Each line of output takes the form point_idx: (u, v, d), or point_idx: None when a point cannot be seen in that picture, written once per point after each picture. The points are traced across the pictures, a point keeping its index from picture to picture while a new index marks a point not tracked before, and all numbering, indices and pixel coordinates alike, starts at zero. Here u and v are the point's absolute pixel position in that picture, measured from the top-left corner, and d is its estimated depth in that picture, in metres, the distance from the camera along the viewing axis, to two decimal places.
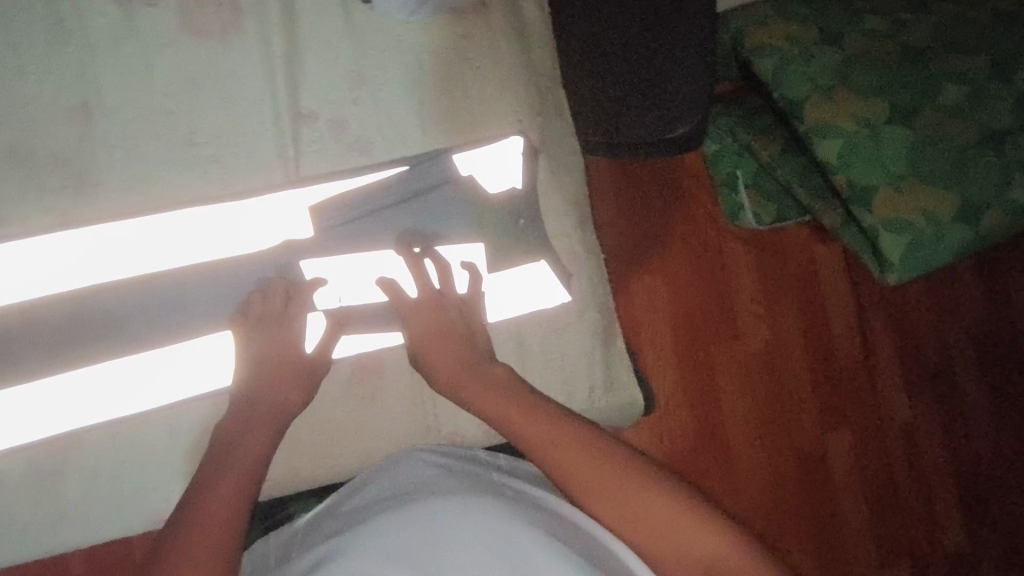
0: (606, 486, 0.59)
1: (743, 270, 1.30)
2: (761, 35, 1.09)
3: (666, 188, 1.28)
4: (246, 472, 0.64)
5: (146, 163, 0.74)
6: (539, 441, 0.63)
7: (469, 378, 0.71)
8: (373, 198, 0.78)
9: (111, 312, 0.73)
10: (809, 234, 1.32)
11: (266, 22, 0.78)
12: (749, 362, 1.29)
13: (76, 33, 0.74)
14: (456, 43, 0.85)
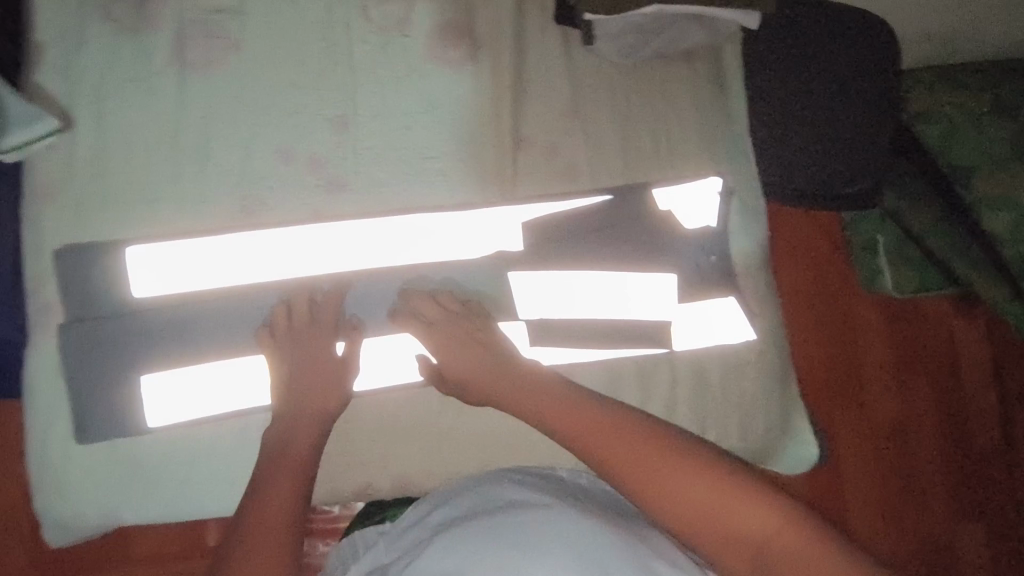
0: (652, 471, 0.59)
1: (878, 339, 1.25)
2: (924, 101, 1.05)
3: (815, 244, 1.25)
4: (295, 476, 0.70)
5: (386, 172, 0.82)
6: (588, 443, 0.64)
7: (535, 393, 0.72)
8: (578, 223, 0.84)
9: (318, 299, 0.78)
10: (948, 309, 1.27)
11: (499, 55, 0.86)
12: (879, 436, 1.23)
13: (341, 55, 0.83)
14: (663, 87, 0.90)
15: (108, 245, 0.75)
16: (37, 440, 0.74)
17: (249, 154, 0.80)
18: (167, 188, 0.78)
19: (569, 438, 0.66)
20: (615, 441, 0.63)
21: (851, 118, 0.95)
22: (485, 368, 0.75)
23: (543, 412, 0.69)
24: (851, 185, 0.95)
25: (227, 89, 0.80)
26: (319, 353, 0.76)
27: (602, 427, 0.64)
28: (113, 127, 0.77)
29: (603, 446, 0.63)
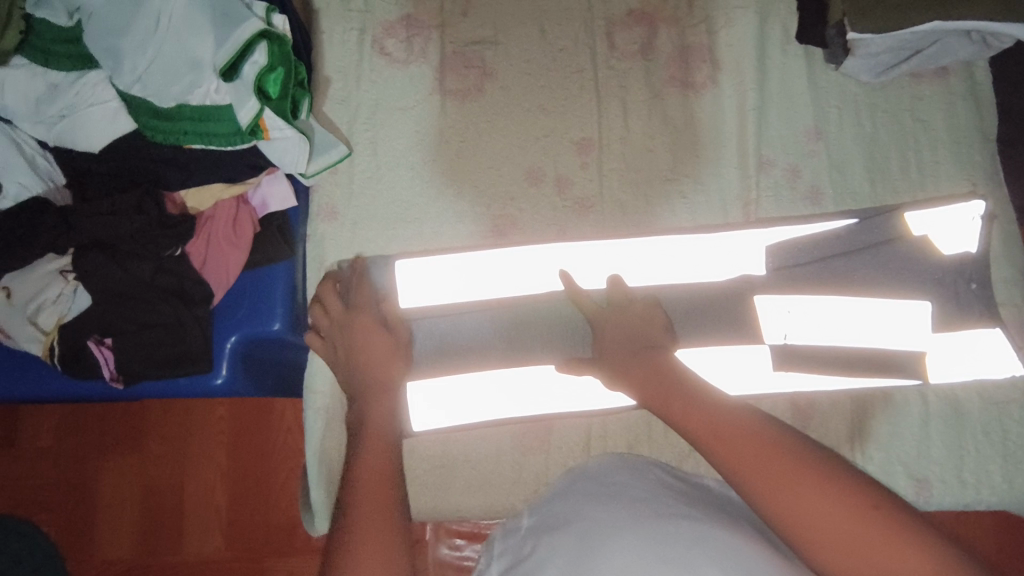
0: (815, 508, 0.48)
1: None
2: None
3: None
4: (382, 442, 0.62)
5: (630, 193, 0.84)
6: (742, 461, 0.52)
7: (697, 408, 0.59)
8: (823, 246, 0.81)
9: (557, 311, 0.80)
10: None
11: (741, 77, 0.86)
12: None
13: (587, 79, 0.86)
14: (912, 106, 0.86)
15: (379, 261, 0.80)
16: (313, 439, 0.80)
17: (501, 175, 0.84)
18: (431, 209, 0.83)
19: (712, 443, 0.56)
20: (769, 461, 0.52)
21: None
22: (642, 373, 0.66)
23: (710, 427, 0.57)
24: None
25: (483, 115, 0.85)
26: (367, 343, 0.72)
27: (761, 447, 0.53)
28: (385, 152, 0.84)
29: (759, 466, 0.52)
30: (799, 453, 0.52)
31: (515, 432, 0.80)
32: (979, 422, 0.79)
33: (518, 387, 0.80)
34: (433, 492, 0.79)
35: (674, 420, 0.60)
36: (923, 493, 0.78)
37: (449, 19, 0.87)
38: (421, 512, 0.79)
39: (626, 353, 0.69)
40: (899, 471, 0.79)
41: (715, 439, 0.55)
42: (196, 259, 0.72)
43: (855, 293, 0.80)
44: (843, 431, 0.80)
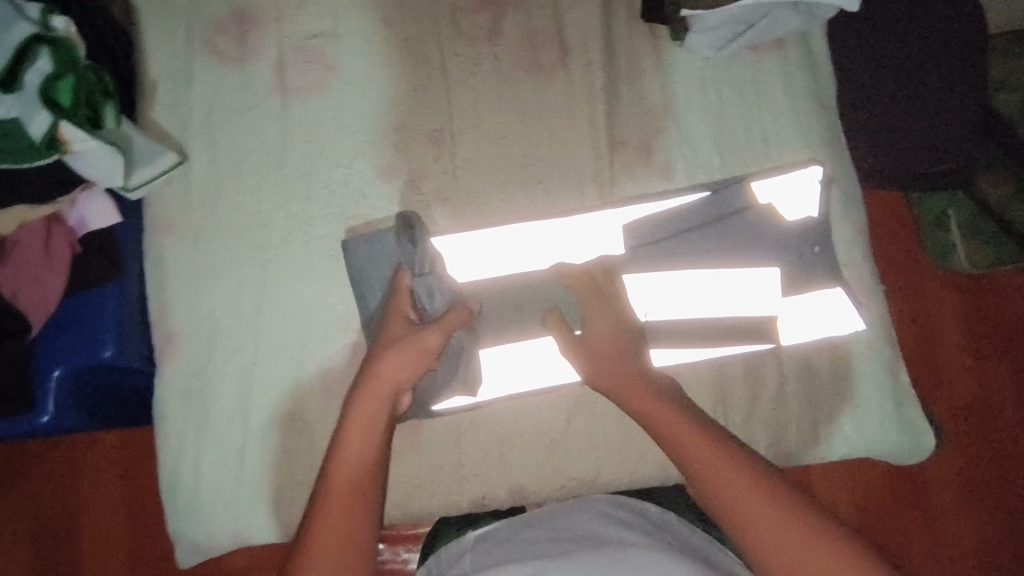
0: (758, 516, 0.58)
1: (949, 317, 1.24)
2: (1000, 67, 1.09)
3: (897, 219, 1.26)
4: (344, 458, 0.61)
5: (488, 184, 0.83)
6: (686, 442, 0.64)
7: (647, 398, 0.68)
8: (678, 221, 0.83)
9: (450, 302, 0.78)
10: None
11: (590, 57, 0.86)
12: (963, 415, 1.22)
13: (435, 69, 0.84)
14: (755, 78, 0.89)
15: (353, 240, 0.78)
16: (170, 465, 0.76)
17: (351, 173, 0.81)
18: (279, 214, 0.79)
19: (665, 435, 0.65)
20: (714, 455, 0.62)
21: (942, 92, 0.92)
22: (610, 354, 0.71)
23: (666, 423, 0.66)
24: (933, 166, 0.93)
25: (329, 113, 0.81)
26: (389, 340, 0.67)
27: (704, 444, 0.63)
28: (224, 157, 0.79)
29: (706, 460, 0.62)
30: (751, 466, 0.61)
31: None
32: (829, 380, 0.84)
33: (517, 360, 0.80)
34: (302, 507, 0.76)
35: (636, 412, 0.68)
36: (781, 451, 0.83)
37: (284, 12, 0.82)
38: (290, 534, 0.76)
39: (611, 337, 0.72)
40: (761, 432, 0.82)
41: (671, 435, 0.65)
42: (5, 288, 0.66)
43: (711, 265, 0.83)
44: (706, 400, 0.83)
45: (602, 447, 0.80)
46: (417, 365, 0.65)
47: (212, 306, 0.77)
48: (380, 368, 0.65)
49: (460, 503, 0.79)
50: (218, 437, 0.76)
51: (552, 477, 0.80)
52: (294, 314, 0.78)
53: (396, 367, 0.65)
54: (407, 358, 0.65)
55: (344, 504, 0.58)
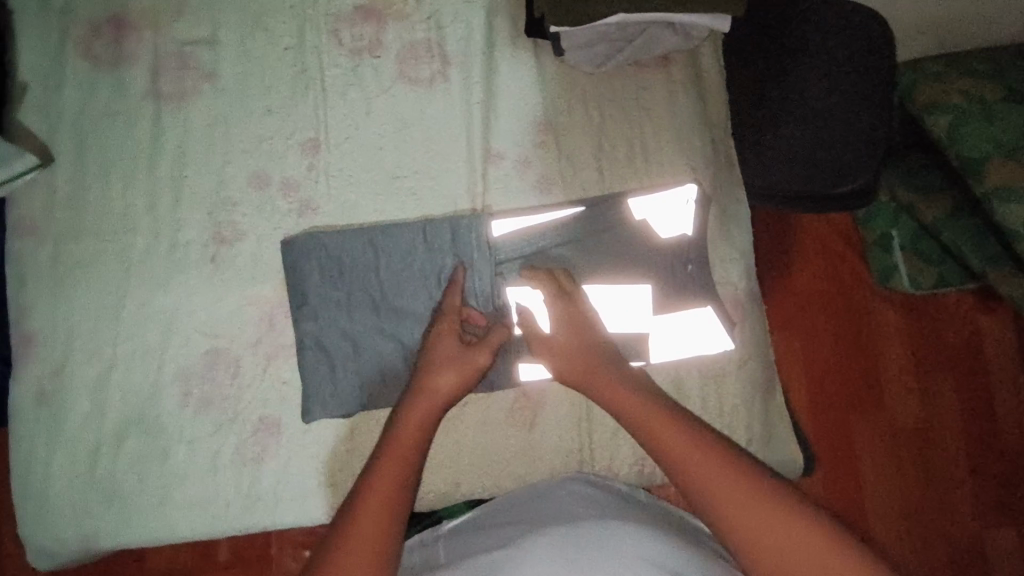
0: (740, 499, 0.58)
1: (890, 335, 1.25)
2: (932, 91, 1.01)
3: (831, 239, 1.27)
4: (400, 471, 0.65)
5: (360, 193, 0.83)
6: (659, 431, 0.65)
7: (626, 394, 0.70)
8: (551, 235, 0.83)
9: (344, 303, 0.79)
10: (973, 305, 1.25)
11: (470, 73, 0.87)
12: (901, 433, 1.22)
13: (312, 79, 0.85)
14: (637, 95, 0.89)
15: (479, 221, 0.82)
16: (18, 466, 0.75)
17: (222, 179, 0.81)
18: (145, 218, 0.79)
19: (645, 433, 0.67)
20: (683, 439, 0.64)
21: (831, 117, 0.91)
22: (581, 359, 0.74)
23: (642, 416, 0.67)
24: (839, 185, 0.90)
25: (203, 119, 0.82)
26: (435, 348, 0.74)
27: (686, 433, 0.64)
28: (92, 161, 0.80)
29: (680, 448, 0.63)
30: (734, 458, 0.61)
31: (244, 443, 0.77)
32: (698, 397, 0.83)
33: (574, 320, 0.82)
34: (149, 512, 0.75)
35: (620, 411, 0.70)
36: (646, 470, 0.81)
37: (162, 19, 0.83)
38: (135, 538, 0.75)
39: (584, 347, 0.75)
40: (627, 450, 0.81)
41: (644, 421, 0.67)
42: None
43: (584, 279, 0.83)
44: (570, 420, 0.80)
45: (464, 462, 0.79)
46: (467, 380, 0.72)
47: (71, 308, 0.77)
48: (426, 371, 0.73)
49: (313, 517, 0.78)
50: (70, 441, 0.75)
51: None
52: (155, 319, 0.78)
53: (447, 385, 0.72)
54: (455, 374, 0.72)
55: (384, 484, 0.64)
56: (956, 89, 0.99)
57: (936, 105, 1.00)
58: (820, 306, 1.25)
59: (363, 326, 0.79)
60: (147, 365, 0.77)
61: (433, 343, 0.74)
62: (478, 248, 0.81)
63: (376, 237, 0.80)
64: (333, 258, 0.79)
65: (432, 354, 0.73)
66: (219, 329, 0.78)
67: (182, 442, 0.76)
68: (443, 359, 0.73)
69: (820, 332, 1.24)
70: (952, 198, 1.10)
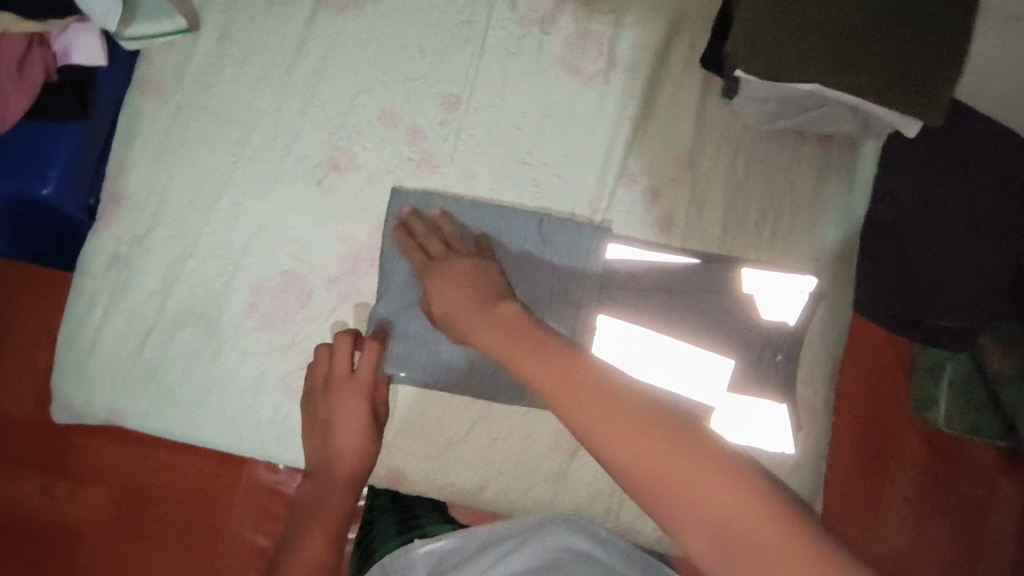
0: (682, 482, 0.45)
1: (908, 463, 1.18)
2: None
3: (889, 352, 1.19)
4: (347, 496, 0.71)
5: (484, 167, 0.79)
6: (574, 400, 0.52)
7: (571, 370, 0.54)
8: (657, 279, 0.80)
9: None
10: (995, 463, 1.18)
11: (633, 84, 0.82)
12: (882, 561, 1.16)
13: (475, 35, 0.80)
14: (787, 164, 0.85)
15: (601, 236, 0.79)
16: (73, 319, 0.74)
17: (354, 105, 0.78)
18: (268, 117, 0.76)
19: (571, 414, 0.52)
20: (621, 417, 0.50)
21: (937, 223, 0.85)
22: (510, 327, 0.62)
23: (578, 393, 0.52)
24: (943, 318, 0.86)
25: (355, 38, 0.78)
26: (342, 393, 0.72)
27: (624, 412, 0.50)
28: (234, 42, 0.76)
29: (606, 423, 0.50)
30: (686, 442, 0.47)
31: (291, 374, 0.75)
32: None
33: (670, 357, 0.80)
34: (180, 409, 0.74)
35: (547, 394, 0.55)
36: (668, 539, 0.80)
37: None
38: (160, 429, 0.74)
39: (511, 318, 0.62)
40: None
41: (570, 390, 0.53)
42: None
43: (673, 333, 0.80)
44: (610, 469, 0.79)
45: (493, 468, 0.78)
46: (368, 439, 0.72)
47: (169, 183, 0.75)
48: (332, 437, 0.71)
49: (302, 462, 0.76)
50: (127, 313, 0.74)
51: (436, 475, 0.78)
52: (246, 222, 0.75)
53: (353, 446, 0.71)
54: (353, 407, 0.72)
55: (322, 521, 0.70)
56: None
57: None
58: (854, 411, 1.18)
59: None
60: (223, 265, 0.75)
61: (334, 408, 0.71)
62: (586, 252, 0.79)
63: (490, 213, 0.78)
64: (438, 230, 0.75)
65: (333, 420, 0.71)
66: (304, 254, 0.76)
67: (234, 354, 0.75)
68: (348, 422, 0.71)
69: (846, 437, 1.17)
70: None
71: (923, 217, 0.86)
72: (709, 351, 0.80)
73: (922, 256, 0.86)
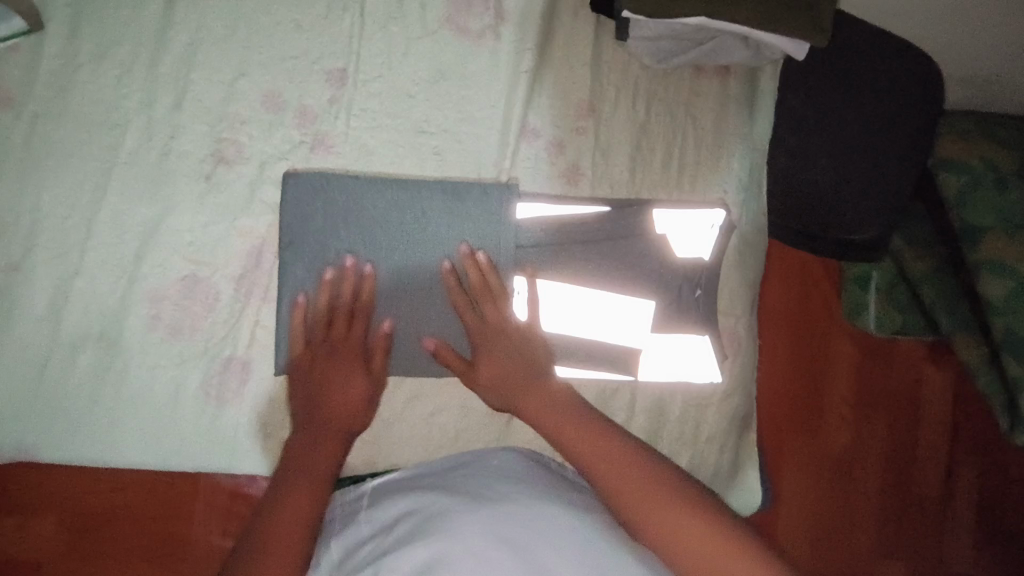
0: (648, 502, 0.56)
1: (844, 370, 1.22)
2: (956, 148, 0.95)
3: (814, 266, 1.23)
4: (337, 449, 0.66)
5: (380, 141, 0.76)
6: (582, 442, 0.63)
7: (559, 411, 0.67)
8: (572, 230, 0.79)
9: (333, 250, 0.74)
10: (924, 356, 1.24)
11: (524, 35, 0.80)
12: (824, 463, 1.21)
13: (352, 1, 0.76)
14: (688, 100, 0.85)
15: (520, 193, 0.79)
16: None
17: (232, 92, 0.73)
18: (139, 115, 0.71)
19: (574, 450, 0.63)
20: (600, 447, 0.62)
21: (840, 131, 0.85)
22: (505, 351, 0.73)
23: (577, 435, 0.64)
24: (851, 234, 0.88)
25: (222, 19, 0.73)
26: (344, 360, 0.71)
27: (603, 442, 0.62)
28: (87, 37, 0.70)
29: (618, 480, 0.58)
30: (654, 470, 0.59)
31: (209, 380, 0.73)
32: (674, 420, 0.84)
33: (594, 308, 0.81)
34: (96, 431, 0.71)
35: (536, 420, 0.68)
36: None
37: None
38: (77, 456, 0.71)
39: (515, 346, 0.73)
40: None
41: (595, 454, 0.61)
42: None
43: (590, 282, 0.80)
44: None
45: (433, 440, 0.78)
46: (368, 399, 0.71)
47: (39, 198, 0.69)
48: (337, 399, 0.69)
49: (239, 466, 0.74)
50: (20, 343, 0.70)
51: (375, 458, 0.78)
52: (133, 230, 0.71)
53: (350, 407, 0.69)
54: (342, 366, 0.70)
55: (297, 501, 0.59)
56: (978, 154, 0.94)
57: (949, 163, 0.95)
58: (787, 327, 1.22)
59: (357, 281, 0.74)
60: (116, 279, 0.71)
61: (333, 406, 0.68)
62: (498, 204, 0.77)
63: (391, 189, 0.75)
64: (342, 206, 0.74)
65: (327, 381, 0.69)
66: (202, 256, 0.73)
67: (145, 368, 0.72)
68: (348, 386, 0.70)
69: (781, 353, 1.22)
70: (942, 255, 1.04)
71: (816, 127, 0.87)
72: (630, 296, 0.81)
73: (817, 174, 0.87)
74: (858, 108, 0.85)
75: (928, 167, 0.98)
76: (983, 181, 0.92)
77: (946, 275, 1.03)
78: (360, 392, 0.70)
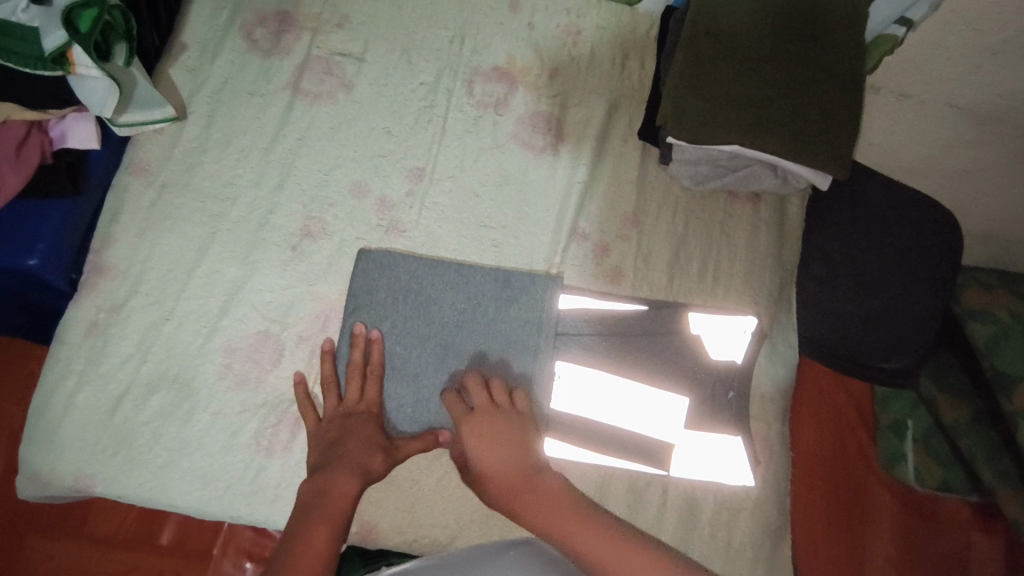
0: None
1: (884, 522, 1.18)
2: (979, 297, 0.99)
3: (847, 408, 1.24)
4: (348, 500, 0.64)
5: (446, 230, 0.86)
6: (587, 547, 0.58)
7: (552, 512, 0.62)
8: (613, 324, 0.85)
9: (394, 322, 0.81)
10: (971, 519, 1.16)
11: (579, 153, 0.92)
12: None
13: (436, 116, 0.90)
14: (722, 219, 0.94)
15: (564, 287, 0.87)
16: (44, 389, 0.76)
17: (327, 179, 0.85)
18: (247, 192, 0.83)
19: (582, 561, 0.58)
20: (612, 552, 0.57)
21: (864, 277, 0.90)
22: (500, 446, 0.69)
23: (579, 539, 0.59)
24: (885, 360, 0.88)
25: (328, 121, 0.87)
26: (359, 421, 0.74)
27: (616, 546, 0.57)
28: (218, 128, 0.85)
29: None
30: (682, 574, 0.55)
31: (263, 430, 0.77)
32: (705, 523, 0.83)
33: (630, 400, 0.84)
34: (152, 469, 0.75)
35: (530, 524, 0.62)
36: None
37: (323, 27, 0.91)
38: (128, 492, 0.74)
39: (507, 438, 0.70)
40: None
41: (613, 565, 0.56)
42: None
43: (626, 374, 0.84)
44: None
45: (465, 516, 0.79)
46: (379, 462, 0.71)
47: (150, 253, 0.80)
48: (346, 447, 0.70)
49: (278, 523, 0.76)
50: (103, 378, 0.76)
51: (407, 529, 0.79)
52: (221, 287, 0.80)
53: (362, 453, 0.70)
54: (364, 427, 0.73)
55: (313, 544, 0.58)
56: (1005, 305, 0.97)
57: (979, 313, 0.98)
58: (822, 469, 1.20)
59: (412, 355, 0.80)
60: (198, 328, 0.79)
61: (346, 451, 0.70)
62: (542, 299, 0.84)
63: (450, 274, 0.84)
64: (404, 284, 0.82)
65: (343, 435, 0.72)
66: (277, 315, 0.80)
67: (208, 413, 0.77)
68: (359, 436, 0.72)
69: (817, 495, 1.18)
70: (976, 406, 1.02)
71: (842, 262, 0.92)
72: (665, 390, 0.85)
73: (841, 304, 0.91)
74: (879, 249, 0.90)
75: (956, 316, 1.01)
76: (1012, 330, 0.94)
77: (985, 427, 1.00)
78: (375, 439, 0.72)
